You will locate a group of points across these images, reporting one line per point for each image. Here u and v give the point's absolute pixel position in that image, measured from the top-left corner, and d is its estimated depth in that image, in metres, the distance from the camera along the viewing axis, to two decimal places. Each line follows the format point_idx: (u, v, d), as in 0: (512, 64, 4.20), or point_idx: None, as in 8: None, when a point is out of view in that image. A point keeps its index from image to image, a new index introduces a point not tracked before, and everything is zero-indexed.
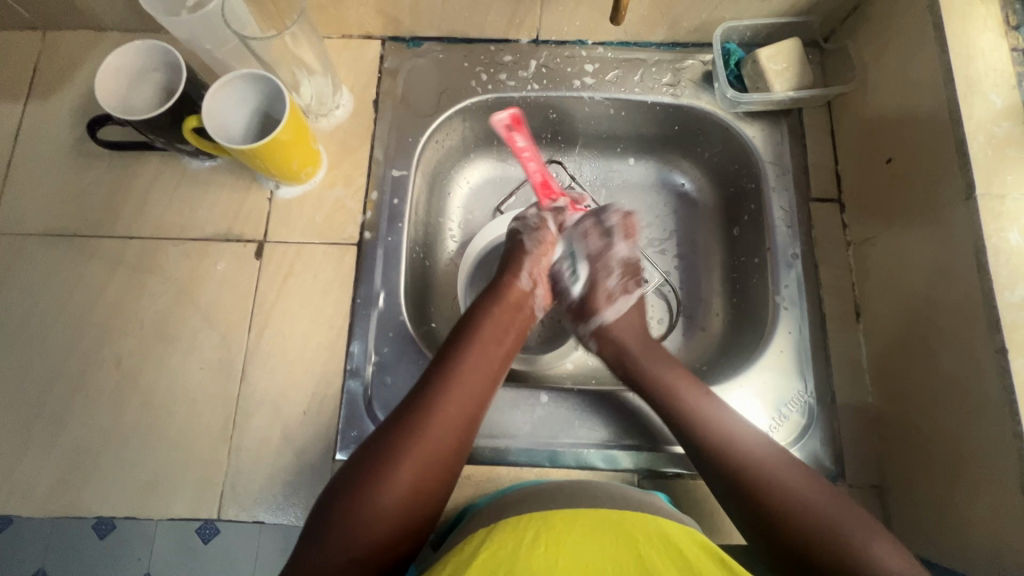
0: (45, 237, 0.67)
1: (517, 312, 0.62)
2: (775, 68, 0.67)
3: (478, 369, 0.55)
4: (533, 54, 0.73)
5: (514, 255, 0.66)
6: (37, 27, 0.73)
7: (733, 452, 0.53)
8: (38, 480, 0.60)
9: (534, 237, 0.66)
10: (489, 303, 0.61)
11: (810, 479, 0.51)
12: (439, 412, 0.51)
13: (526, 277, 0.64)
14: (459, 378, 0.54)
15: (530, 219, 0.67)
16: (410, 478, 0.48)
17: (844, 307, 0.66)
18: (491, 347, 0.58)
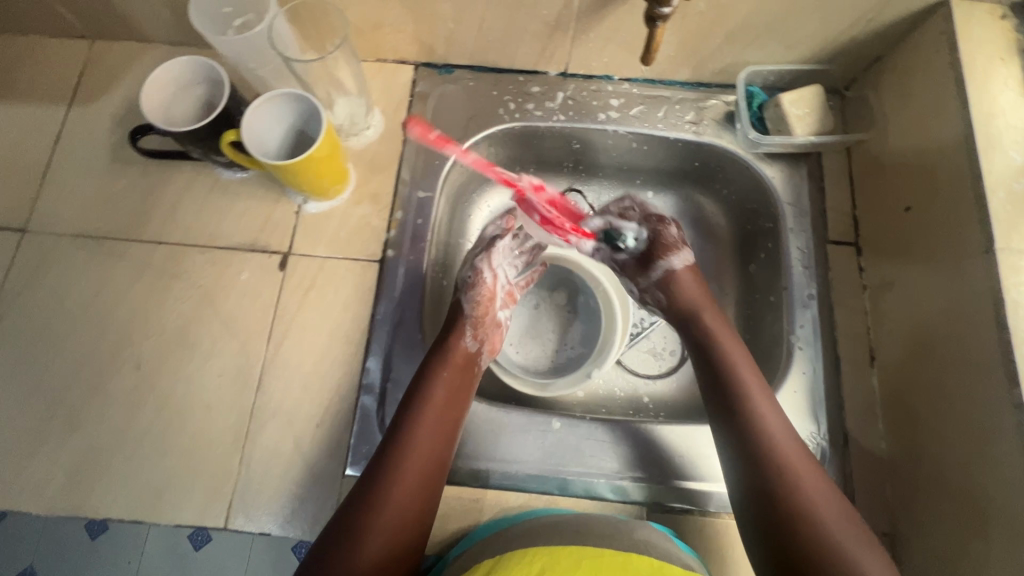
0: (76, 238, 0.69)
1: (469, 371, 0.62)
2: (796, 112, 0.69)
3: (433, 437, 0.56)
4: (560, 87, 0.76)
5: (452, 317, 0.65)
6: (86, 36, 0.76)
7: (779, 469, 0.53)
8: (51, 478, 0.60)
9: (472, 295, 0.66)
10: (440, 361, 0.61)
11: (824, 496, 0.52)
12: (390, 486, 0.53)
13: (470, 333, 0.64)
14: (416, 449, 0.55)
15: (468, 277, 0.67)
16: (374, 557, 0.50)
17: (858, 350, 0.66)
18: (445, 410, 0.58)
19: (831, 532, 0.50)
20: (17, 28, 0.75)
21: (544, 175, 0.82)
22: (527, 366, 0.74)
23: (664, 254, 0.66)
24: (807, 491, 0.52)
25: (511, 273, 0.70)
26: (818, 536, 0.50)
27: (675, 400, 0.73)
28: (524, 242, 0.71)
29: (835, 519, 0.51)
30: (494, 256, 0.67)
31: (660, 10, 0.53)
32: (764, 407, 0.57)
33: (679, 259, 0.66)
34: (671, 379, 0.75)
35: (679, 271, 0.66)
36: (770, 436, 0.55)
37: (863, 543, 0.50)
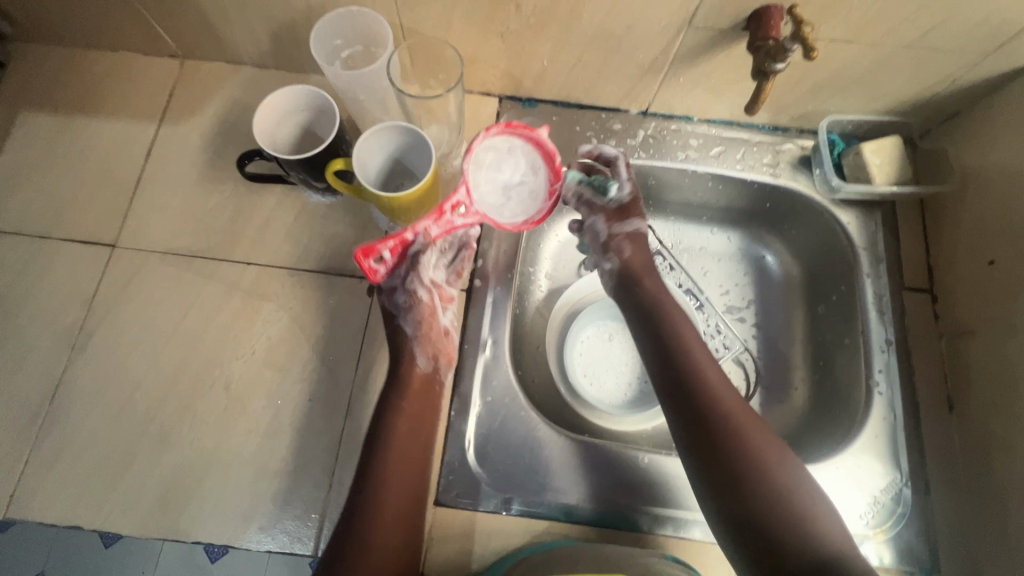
0: (166, 256, 0.69)
1: (430, 391, 0.62)
2: (876, 162, 0.71)
3: (413, 434, 0.58)
4: (640, 125, 0.78)
5: (396, 342, 0.62)
6: (178, 56, 0.77)
7: (727, 425, 0.57)
8: (140, 497, 0.60)
9: (411, 315, 0.63)
10: (406, 388, 0.60)
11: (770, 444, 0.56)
12: (377, 513, 0.53)
13: (421, 351, 0.62)
14: (398, 448, 0.57)
15: (399, 299, 0.64)
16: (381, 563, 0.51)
17: (937, 397, 0.67)
18: (423, 409, 0.60)
19: (775, 481, 0.54)
20: (112, 46, 0.76)
21: None
22: (601, 399, 0.75)
23: (631, 217, 0.70)
24: (751, 440, 0.56)
25: (440, 271, 0.66)
26: (766, 486, 0.53)
27: None
28: (451, 238, 0.65)
29: (777, 468, 0.54)
30: (422, 272, 0.62)
31: (774, 65, 0.55)
32: (708, 370, 0.61)
33: (641, 225, 0.70)
34: None
35: (641, 237, 0.70)
36: (716, 397, 0.58)
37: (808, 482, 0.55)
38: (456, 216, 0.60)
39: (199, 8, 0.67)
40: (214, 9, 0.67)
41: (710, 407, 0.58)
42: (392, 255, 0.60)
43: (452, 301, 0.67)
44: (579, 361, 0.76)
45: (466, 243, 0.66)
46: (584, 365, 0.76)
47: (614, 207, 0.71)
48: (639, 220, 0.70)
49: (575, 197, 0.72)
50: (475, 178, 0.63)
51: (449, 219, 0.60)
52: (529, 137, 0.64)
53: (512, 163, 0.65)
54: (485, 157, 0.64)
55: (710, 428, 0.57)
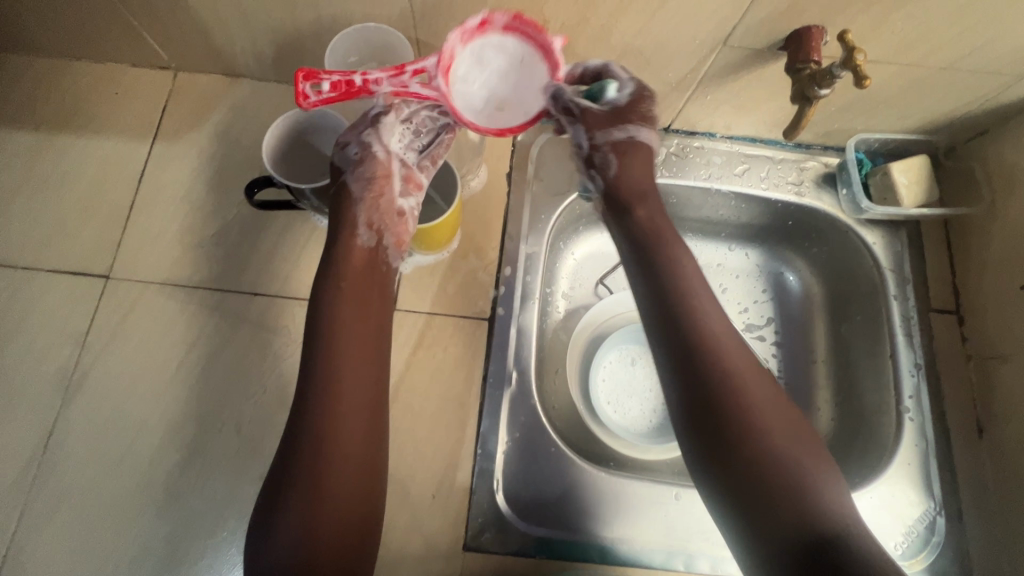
0: (166, 286, 0.64)
1: (375, 272, 0.55)
2: (904, 182, 0.69)
3: (352, 370, 0.50)
4: (663, 141, 0.75)
5: (337, 201, 0.55)
6: (170, 67, 0.72)
7: (735, 391, 0.46)
8: (148, 552, 0.56)
9: (361, 177, 0.55)
10: (337, 328, 0.51)
11: (770, 402, 0.46)
12: (325, 475, 0.46)
13: (363, 220, 0.55)
14: (335, 392, 0.48)
15: (350, 157, 0.55)
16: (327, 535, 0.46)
17: (967, 422, 0.66)
18: (360, 332, 0.51)
19: (773, 446, 0.45)
20: (98, 57, 0.71)
21: None
22: (625, 427, 0.73)
23: (628, 123, 0.53)
24: (748, 397, 0.46)
25: (408, 151, 0.58)
26: (762, 452, 0.45)
27: None
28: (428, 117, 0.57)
29: (777, 430, 0.46)
30: (385, 133, 0.55)
31: (817, 90, 0.55)
32: (714, 325, 0.49)
33: (640, 133, 0.53)
34: None
35: (638, 147, 0.53)
36: (722, 357, 0.47)
37: (813, 449, 0.46)
38: (411, 80, 0.49)
39: (196, 19, 0.62)
40: (214, 20, 0.62)
41: (703, 358, 0.47)
42: (331, 90, 0.50)
43: (421, 189, 0.58)
44: (602, 388, 0.74)
45: (446, 124, 0.57)
46: (607, 392, 0.74)
47: (606, 117, 0.53)
48: (641, 128, 0.53)
49: (555, 101, 0.51)
50: (464, 65, 0.51)
51: (404, 82, 0.50)
52: (541, 45, 0.51)
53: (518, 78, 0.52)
54: (490, 55, 0.51)
55: (703, 383, 0.47)
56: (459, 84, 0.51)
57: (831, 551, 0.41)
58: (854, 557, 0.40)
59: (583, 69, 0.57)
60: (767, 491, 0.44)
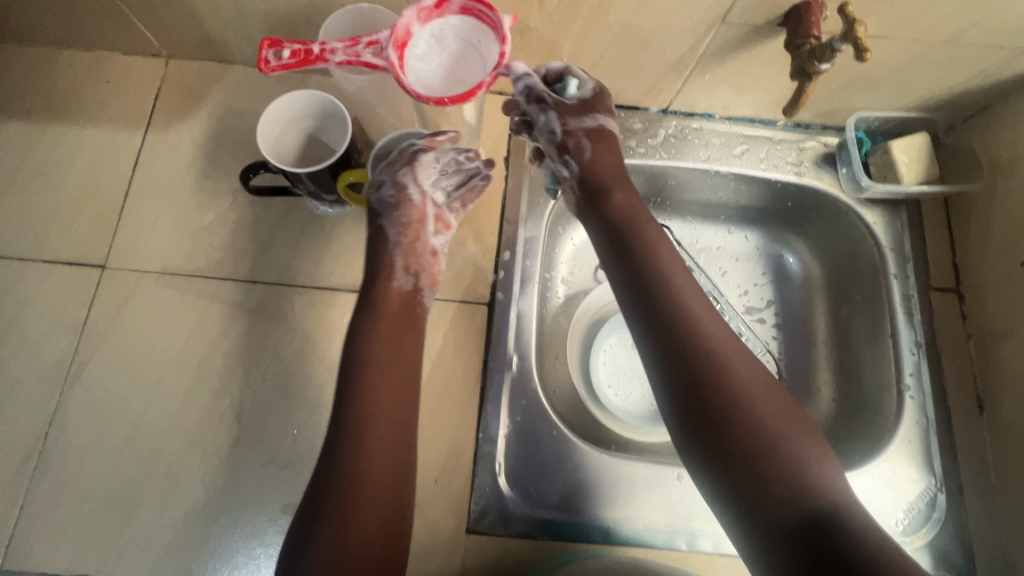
0: (163, 276, 0.64)
1: (411, 311, 0.59)
2: (905, 160, 0.69)
3: (390, 365, 0.53)
4: (661, 123, 0.75)
5: (376, 247, 0.59)
6: (163, 55, 0.71)
7: (715, 369, 0.46)
8: (151, 541, 0.56)
9: (396, 220, 0.60)
10: (372, 366, 0.52)
11: (755, 382, 0.46)
12: (364, 470, 0.48)
13: (400, 264, 0.59)
14: (373, 390, 0.51)
15: (384, 199, 0.59)
16: (367, 532, 0.47)
17: (967, 399, 0.66)
18: (399, 336, 0.56)
19: (761, 423, 0.44)
20: (88, 45, 0.70)
21: None
22: (626, 410, 0.73)
23: (596, 113, 0.58)
24: (733, 375, 0.46)
25: (439, 193, 0.63)
26: (749, 430, 0.44)
27: None
28: (460, 162, 0.62)
29: (766, 410, 0.45)
30: (419, 173, 0.59)
31: (818, 66, 0.54)
32: (698, 310, 0.50)
33: (607, 123, 0.58)
34: None
35: (606, 135, 0.58)
36: (701, 335, 0.48)
37: (804, 431, 0.45)
38: (364, 49, 0.51)
39: (187, 4, 0.62)
40: (206, 6, 0.62)
41: (687, 340, 0.48)
42: (293, 58, 0.52)
43: (450, 228, 0.63)
44: (603, 371, 0.74)
45: (480, 172, 0.63)
46: (608, 375, 0.74)
47: (574, 107, 0.58)
48: (607, 117, 0.58)
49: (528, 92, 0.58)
50: (419, 43, 0.53)
51: (357, 51, 0.51)
52: (494, 25, 0.52)
53: (470, 60, 0.54)
54: (447, 37, 0.53)
55: (687, 364, 0.47)
56: (414, 61, 0.53)
57: (826, 525, 0.40)
58: (849, 533, 0.39)
59: (548, 69, 0.59)
60: (757, 469, 0.43)
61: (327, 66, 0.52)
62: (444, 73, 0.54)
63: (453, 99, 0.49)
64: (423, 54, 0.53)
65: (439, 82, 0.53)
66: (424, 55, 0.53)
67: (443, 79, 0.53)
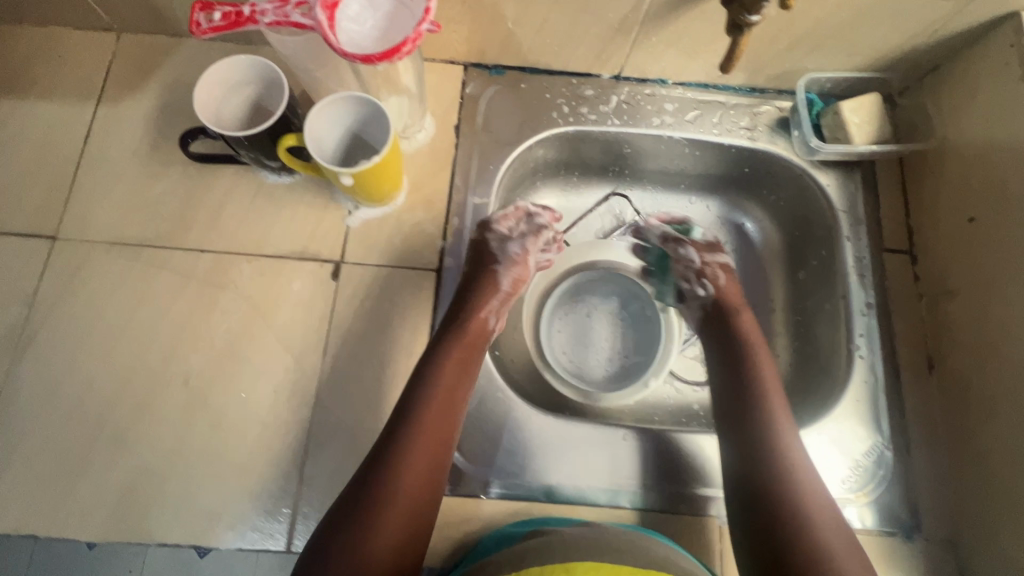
0: (113, 246, 0.65)
1: (482, 341, 0.62)
2: (856, 121, 0.68)
3: (452, 393, 0.57)
4: (613, 90, 0.74)
5: (489, 278, 0.65)
6: (113, 29, 0.71)
7: (778, 460, 0.56)
8: (99, 503, 0.57)
9: (511, 267, 0.67)
10: (439, 387, 0.57)
11: (808, 480, 0.55)
12: (397, 478, 0.52)
13: (491, 309, 0.64)
14: (430, 414, 0.55)
15: (509, 252, 0.67)
16: (389, 536, 0.50)
17: (917, 359, 0.66)
18: (462, 371, 0.59)
19: (802, 514, 0.52)
20: (38, 20, 0.70)
21: (590, 180, 0.81)
22: (580, 375, 0.74)
23: (720, 252, 0.73)
24: (796, 475, 0.55)
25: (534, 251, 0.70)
26: (792, 518, 0.52)
27: None
28: (528, 220, 0.69)
29: (813, 505, 0.53)
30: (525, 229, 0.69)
31: (749, 17, 0.51)
32: (782, 417, 0.59)
33: (728, 261, 0.72)
34: None
35: (727, 267, 0.72)
36: (778, 445, 0.57)
37: (835, 523, 0.52)
38: (293, 9, 0.51)
39: None
40: None
41: (766, 446, 0.57)
42: (224, 20, 0.52)
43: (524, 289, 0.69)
44: (557, 338, 0.75)
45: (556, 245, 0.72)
46: (563, 342, 0.75)
47: (704, 244, 0.73)
48: (728, 257, 0.73)
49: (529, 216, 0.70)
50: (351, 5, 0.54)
51: (287, 11, 0.51)
52: None
53: (402, 20, 0.54)
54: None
55: (766, 462, 0.56)
56: (347, 24, 0.53)
57: None
58: None
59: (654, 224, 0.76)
60: (791, 552, 0.50)
61: (258, 27, 0.52)
62: (377, 35, 0.54)
63: (379, 56, 0.49)
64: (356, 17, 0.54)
65: (372, 44, 0.54)
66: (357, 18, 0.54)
67: (375, 42, 0.54)
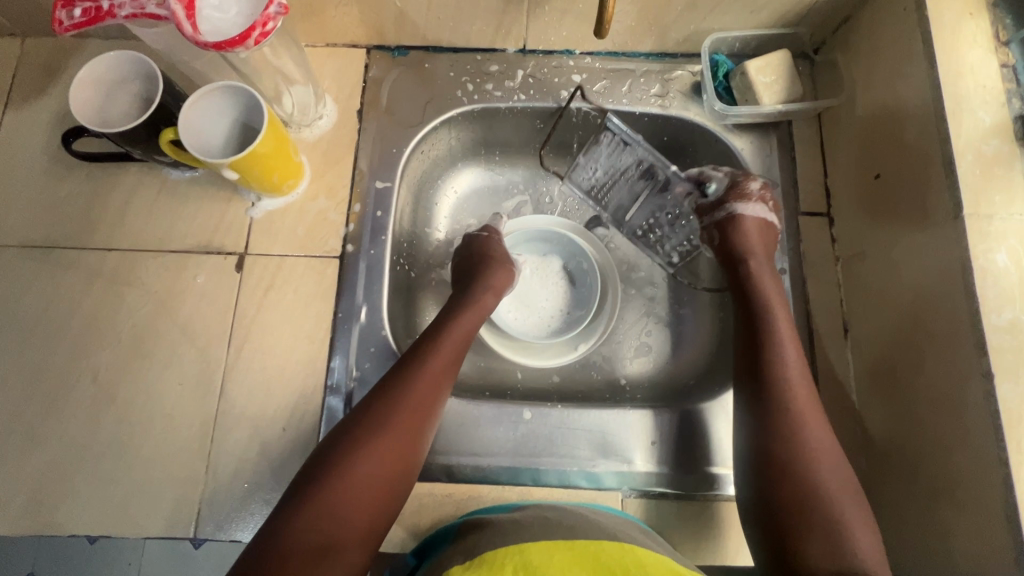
0: (21, 249, 0.66)
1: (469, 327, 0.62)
2: (764, 81, 0.66)
3: (449, 360, 0.58)
4: (519, 64, 0.73)
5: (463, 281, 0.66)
6: (16, 34, 0.72)
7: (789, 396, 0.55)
8: (12, 499, 0.59)
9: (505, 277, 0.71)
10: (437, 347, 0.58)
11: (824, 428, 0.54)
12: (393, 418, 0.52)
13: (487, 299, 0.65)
14: (432, 367, 0.56)
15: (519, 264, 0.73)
16: (374, 474, 0.49)
17: (832, 324, 0.64)
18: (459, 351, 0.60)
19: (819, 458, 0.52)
20: None
21: (512, 159, 0.79)
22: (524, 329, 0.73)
23: (728, 203, 0.66)
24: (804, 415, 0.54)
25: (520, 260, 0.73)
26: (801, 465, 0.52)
27: (656, 384, 0.71)
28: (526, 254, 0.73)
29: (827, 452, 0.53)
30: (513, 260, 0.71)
31: None
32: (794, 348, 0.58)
33: (740, 209, 0.65)
34: (646, 360, 0.73)
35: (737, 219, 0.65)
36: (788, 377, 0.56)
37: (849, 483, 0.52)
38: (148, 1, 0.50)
39: None
40: None
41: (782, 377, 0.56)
42: (84, 16, 0.52)
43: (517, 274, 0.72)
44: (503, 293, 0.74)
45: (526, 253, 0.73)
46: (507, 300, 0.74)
47: (717, 203, 0.67)
48: (742, 205, 0.65)
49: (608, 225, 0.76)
50: None
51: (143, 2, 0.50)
52: None
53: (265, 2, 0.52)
54: None
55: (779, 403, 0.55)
56: (207, 11, 0.52)
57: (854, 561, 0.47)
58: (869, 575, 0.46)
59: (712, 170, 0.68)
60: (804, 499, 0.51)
61: (118, 21, 0.52)
62: (243, 19, 0.53)
63: (230, 41, 0.49)
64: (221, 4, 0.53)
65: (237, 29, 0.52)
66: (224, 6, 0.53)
67: (241, 26, 0.52)
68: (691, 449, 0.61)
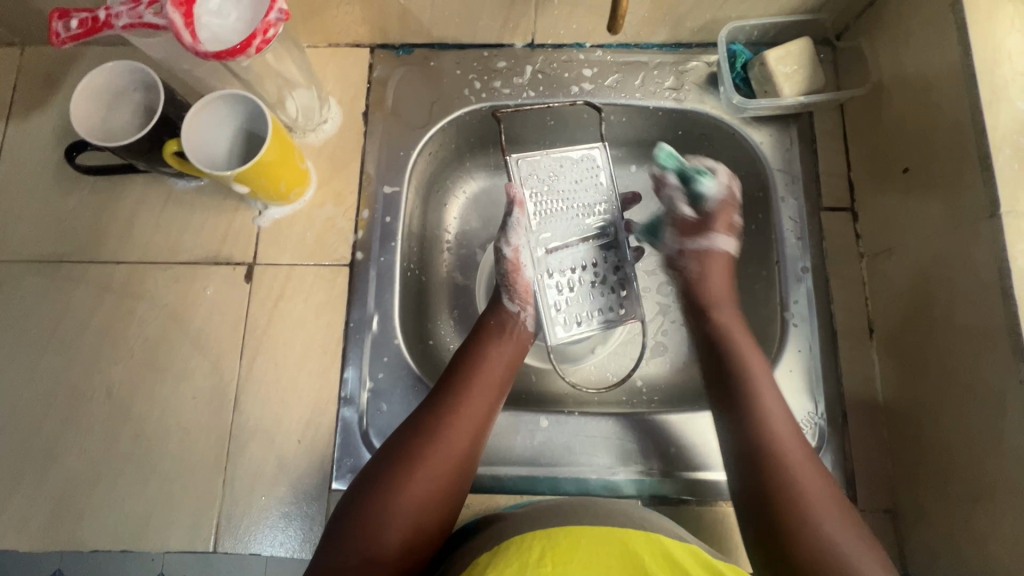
0: (30, 264, 0.65)
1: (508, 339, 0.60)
2: (783, 71, 0.63)
3: (491, 381, 0.57)
4: (528, 60, 0.70)
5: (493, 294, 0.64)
6: (15, 43, 0.70)
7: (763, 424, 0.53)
8: (33, 515, 0.59)
9: (512, 293, 0.62)
10: (479, 369, 0.57)
11: (803, 456, 0.51)
12: (434, 446, 0.52)
13: (509, 300, 0.62)
14: (472, 389, 0.55)
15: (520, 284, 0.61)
16: (414, 502, 0.49)
17: (856, 324, 0.63)
18: (502, 370, 0.58)
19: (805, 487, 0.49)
20: None
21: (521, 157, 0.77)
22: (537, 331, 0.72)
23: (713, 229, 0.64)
24: (783, 446, 0.52)
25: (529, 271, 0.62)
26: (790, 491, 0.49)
27: (672, 386, 0.70)
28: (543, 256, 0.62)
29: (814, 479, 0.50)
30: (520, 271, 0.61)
31: None
32: (762, 380, 0.56)
33: (719, 242, 0.64)
34: (662, 361, 0.71)
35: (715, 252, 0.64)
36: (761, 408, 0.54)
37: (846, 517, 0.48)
38: (145, 9, 0.48)
39: None
40: None
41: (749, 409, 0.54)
42: (80, 28, 0.50)
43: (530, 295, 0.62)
44: None
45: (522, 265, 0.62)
46: None
47: (690, 234, 0.65)
48: (721, 237, 0.64)
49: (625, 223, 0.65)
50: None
51: (139, 10, 0.49)
52: None
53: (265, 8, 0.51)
54: None
55: (753, 437, 0.52)
56: (206, 18, 0.50)
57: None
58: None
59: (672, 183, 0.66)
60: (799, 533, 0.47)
61: (116, 31, 0.50)
62: (244, 26, 0.51)
63: (231, 51, 0.47)
64: (220, 11, 0.51)
65: (238, 37, 0.50)
66: (223, 13, 0.51)
67: (240, 33, 0.50)
68: (710, 455, 0.60)
